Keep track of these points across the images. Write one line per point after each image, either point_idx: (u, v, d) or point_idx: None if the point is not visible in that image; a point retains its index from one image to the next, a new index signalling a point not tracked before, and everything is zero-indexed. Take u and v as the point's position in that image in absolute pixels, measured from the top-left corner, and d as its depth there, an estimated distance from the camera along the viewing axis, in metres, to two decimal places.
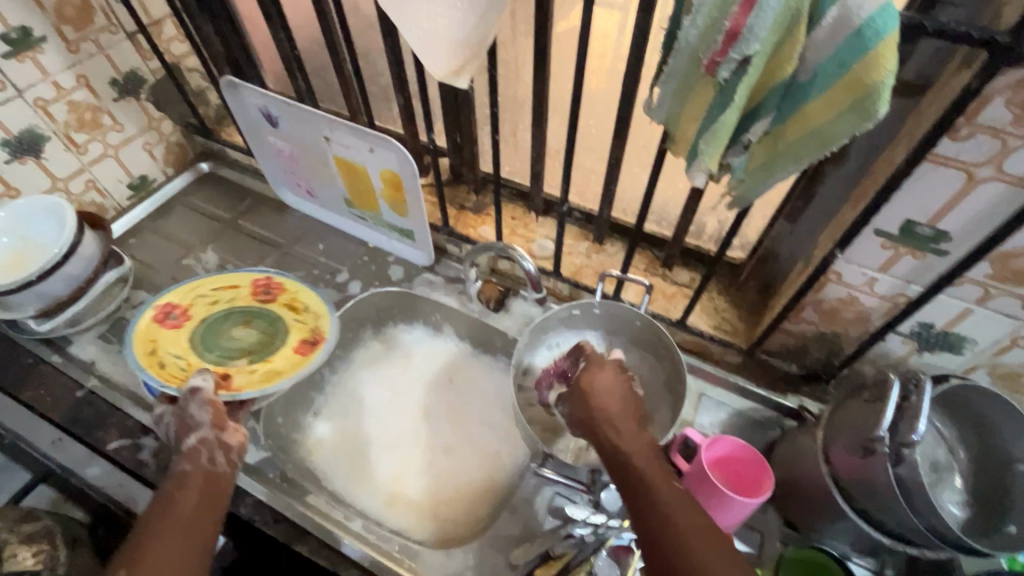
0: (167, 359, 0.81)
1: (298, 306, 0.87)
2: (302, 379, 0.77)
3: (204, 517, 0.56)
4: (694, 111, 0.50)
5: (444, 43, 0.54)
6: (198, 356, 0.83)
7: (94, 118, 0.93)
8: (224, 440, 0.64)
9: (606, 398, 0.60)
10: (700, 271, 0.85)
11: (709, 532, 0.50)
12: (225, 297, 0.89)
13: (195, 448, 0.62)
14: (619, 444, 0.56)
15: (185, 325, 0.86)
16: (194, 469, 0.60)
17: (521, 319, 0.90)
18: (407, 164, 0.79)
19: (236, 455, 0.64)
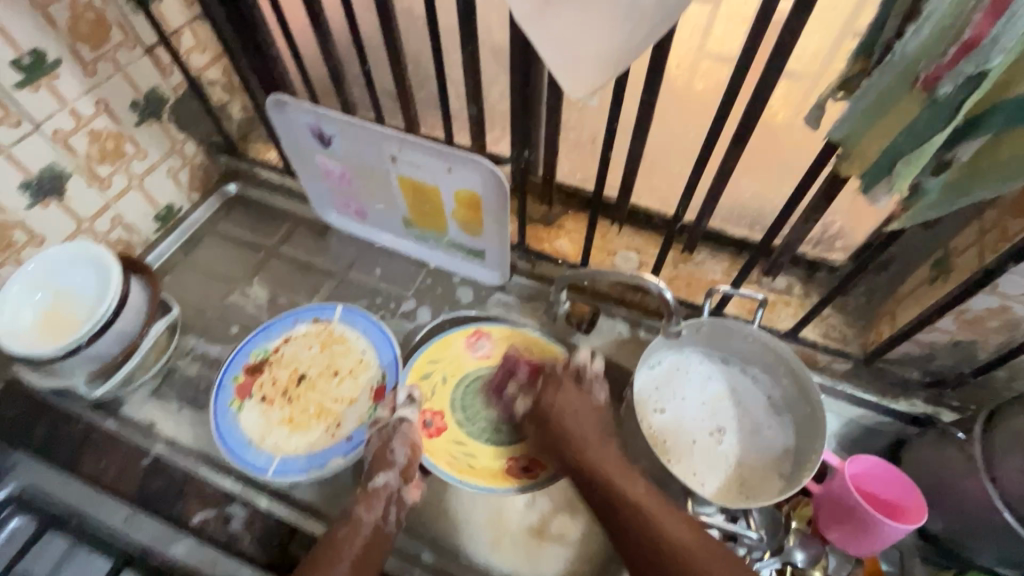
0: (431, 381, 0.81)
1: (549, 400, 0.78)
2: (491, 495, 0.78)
3: (370, 556, 0.62)
4: (888, 129, 0.45)
5: (592, 63, 0.47)
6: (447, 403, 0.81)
7: (117, 147, 0.83)
8: (401, 497, 0.66)
9: (569, 420, 0.70)
10: (798, 276, 0.82)
11: (704, 545, 0.60)
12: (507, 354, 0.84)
13: (376, 493, 0.64)
14: (615, 485, 0.65)
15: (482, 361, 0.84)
16: (365, 517, 0.63)
17: (611, 339, 0.85)
18: (493, 183, 0.72)
19: (405, 512, 0.66)
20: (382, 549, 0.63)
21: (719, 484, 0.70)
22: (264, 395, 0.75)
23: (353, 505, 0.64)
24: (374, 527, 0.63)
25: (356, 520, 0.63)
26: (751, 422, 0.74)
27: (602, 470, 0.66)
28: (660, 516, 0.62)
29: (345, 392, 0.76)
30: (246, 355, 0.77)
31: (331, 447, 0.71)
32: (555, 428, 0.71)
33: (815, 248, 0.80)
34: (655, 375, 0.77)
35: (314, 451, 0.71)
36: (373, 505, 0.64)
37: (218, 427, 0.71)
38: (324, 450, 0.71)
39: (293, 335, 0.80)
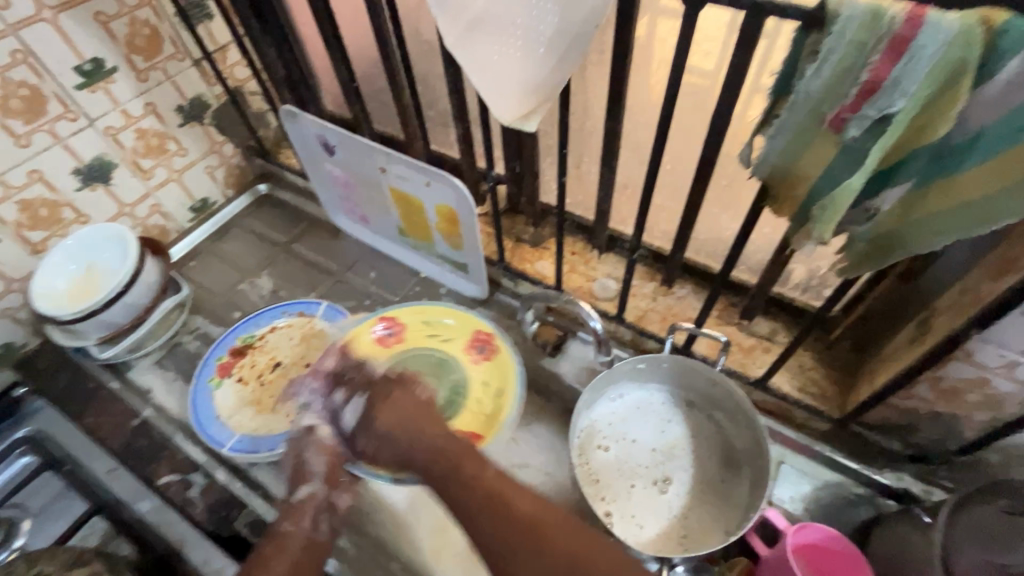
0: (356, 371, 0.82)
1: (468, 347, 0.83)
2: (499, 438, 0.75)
3: (307, 563, 0.63)
4: (806, 171, 0.43)
5: (515, 90, 0.48)
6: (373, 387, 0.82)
7: (161, 144, 0.94)
8: (331, 502, 0.69)
9: (408, 433, 0.63)
10: (782, 322, 0.77)
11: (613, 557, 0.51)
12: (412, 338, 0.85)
13: (303, 504, 0.66)
14: (514, 509, 0.55)
15: (396, 353, 0.84)
16: (295, 525, 0.64)
17: (579, 365, 0.83)
18: (464, 199, 0.75)
19: (337, 518, 0.70)
20: (322, 546, 0.65)
21: (658, 531, 0.67)
22: (242, 376, 0.82)
23: (280, 521, 0.64)
24: (308, 538, 0.64)
25: (285, 534, 0.63)
26: (705, 471, 0.71)
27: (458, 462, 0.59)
28: (586, 550, 0.51)
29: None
30: (234, 339, 0.84)
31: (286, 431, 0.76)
32: (389, 436, 0.63)
33: (802, 294, 0.75)
34: (611, 409, 0.76)
35: (273, 434, 0.76)
36: (300, 519, 0.65)
37: (195, 401, 0.78)
38: (281, 434, 0.76)
39: (277, 325, 0.86)
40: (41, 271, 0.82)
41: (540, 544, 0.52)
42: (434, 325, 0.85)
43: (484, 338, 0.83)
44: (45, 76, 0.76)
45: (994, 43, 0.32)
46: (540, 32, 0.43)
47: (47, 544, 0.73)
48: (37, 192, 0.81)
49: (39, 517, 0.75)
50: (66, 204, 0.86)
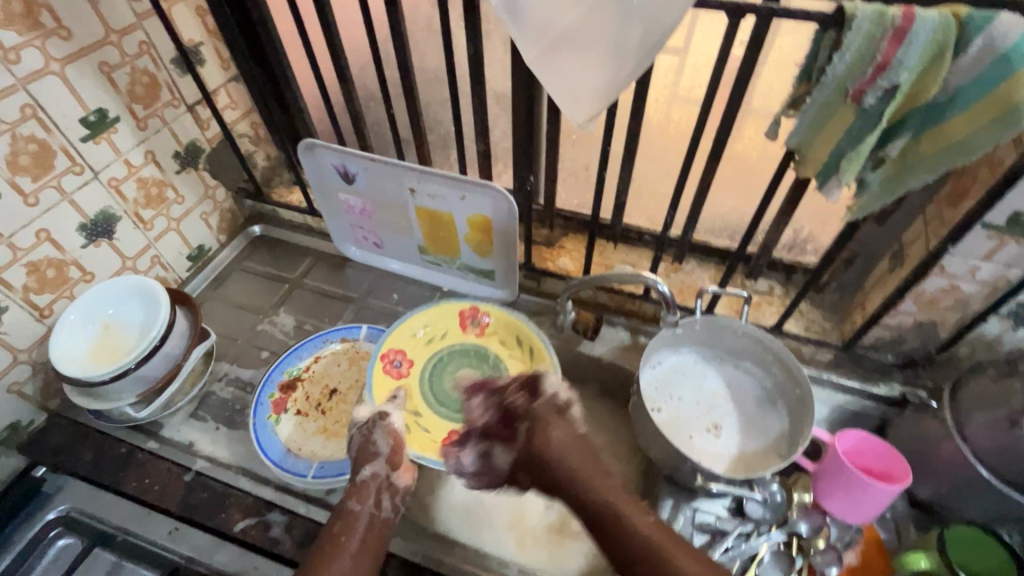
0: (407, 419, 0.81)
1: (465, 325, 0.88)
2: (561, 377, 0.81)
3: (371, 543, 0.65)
4: (830, 135, 0.55)
5: (588, 94, 0.57)
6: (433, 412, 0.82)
7: (160, 193, 0.92)
8: (392, 483, 0.70)
9: (561, 451, 0.68)
10: (778, 278, 0.91)
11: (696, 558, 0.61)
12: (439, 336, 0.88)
13: (366, 484, 0.69)
14: (633, 524, 0.62)
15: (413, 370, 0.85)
16: (364, 500, 0.68)
17: (614, 344, 0.92)
18: (502, 206, 0.82)
19: (399, 497, 0.70)
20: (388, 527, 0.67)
21: (724, 467, 0.76)
22: (299, 409, 0.81)
23: (348, 501, 0.67)
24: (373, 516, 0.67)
25: (356, 511, 0.67)
26: (748, 411, 0.82)
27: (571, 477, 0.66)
28: (671, 550, 0.61)
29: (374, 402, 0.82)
30: (280, 374, 0.83)
31: None
32: (536, 466, 0.69)
33: (790, 252, 0.90)
34: (658, 375, 0.85)
35: (351, 456, 0.77)
36: (364, 495, 0.68)
37: (259, 441, 0.76)
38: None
39: (321, 355, 0.86)
40: (58, 331, 0.77)
41: (659, 567, 0.60)
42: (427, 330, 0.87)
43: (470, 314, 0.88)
44: (52, 129, 0.74)
45: (965, 27, 0.46)
46: (618, 44, 0.53)
47: None
48: (44, 252, 0.77)
49: None
50: (72, 262, 0.81)
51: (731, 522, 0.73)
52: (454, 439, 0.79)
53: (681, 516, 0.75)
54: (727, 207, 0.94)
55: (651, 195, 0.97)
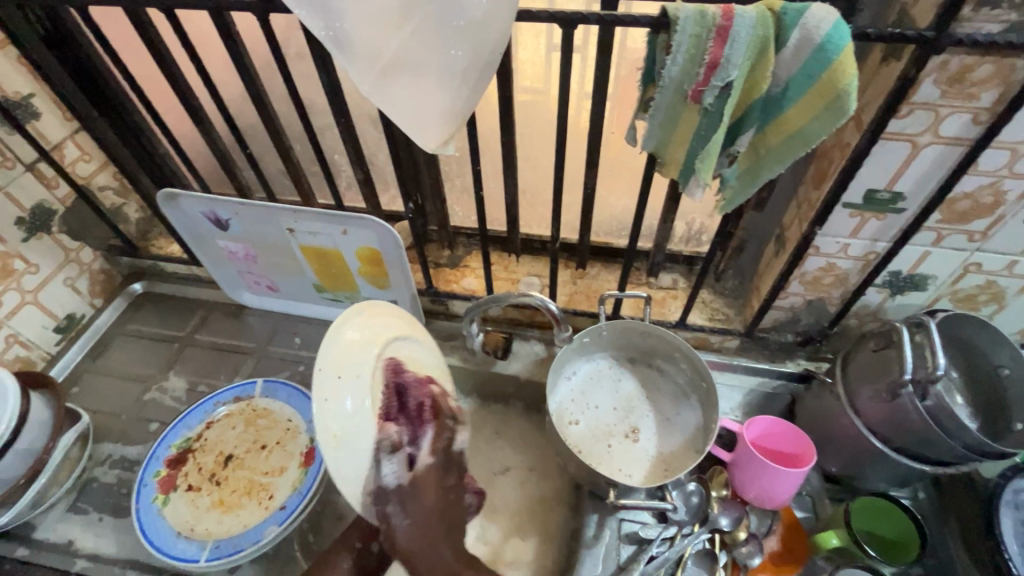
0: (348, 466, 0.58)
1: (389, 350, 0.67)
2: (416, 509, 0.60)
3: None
4: (681, 136, 0.55)
5: (434, 120, 0.54)
6: None
7: (4, 266, 0.82)
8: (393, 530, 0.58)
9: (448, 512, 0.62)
10: (680, 271, 0.91)
11: None
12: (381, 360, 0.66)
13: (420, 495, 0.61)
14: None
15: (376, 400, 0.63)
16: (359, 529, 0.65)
17: (529, 360, 0.90)
18: (386, 235, 0.78)
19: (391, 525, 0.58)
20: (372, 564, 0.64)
21: (645, 472, 0.75)
22: (190, 484, 0.75)
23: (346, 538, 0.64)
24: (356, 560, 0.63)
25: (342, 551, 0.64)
26: (664, 410, 0.81)
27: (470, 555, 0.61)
28: None
29: (275, 464, 0.76)
30: (165, 449, 0.76)
31: (265, 519, 0.70)
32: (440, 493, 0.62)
33: (687, 244, 0.90)
34: (572, 386, 0.83)
35: (250, 528, 0.70)
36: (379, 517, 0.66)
37: (145, 529, 0.69)
38: (260, 524, 0.70)
39: (211, 419, 0.80)
40: None
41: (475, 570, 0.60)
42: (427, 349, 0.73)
43: None
44: None
45: (780, 22, 0.46)
46: (451, 67, 0.50)
47: None
48: None
49: None
50: None
51: (655, 528, 0.72)
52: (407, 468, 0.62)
53: (607, 529, 0.74)
54: (623, 206, 0.93)
55: (547, 202, 0.95)
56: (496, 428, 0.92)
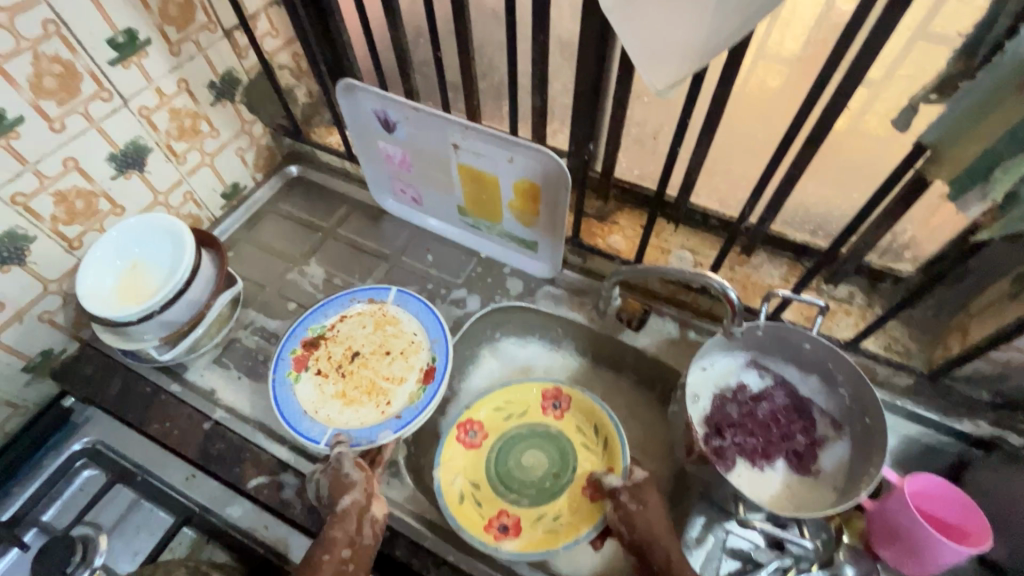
0: (490, 486, 0.78)
1: (572, 417, 0.82)
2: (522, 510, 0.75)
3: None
4: (985, 132, 0.43)
5: (677, 55, 0.47)
6: (497, 495, 0.77)
7: (193, 125, 0.87)
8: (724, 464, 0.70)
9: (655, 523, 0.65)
10: (860, 284, 0.79)
11: None
12: (518, 412, 0.83)
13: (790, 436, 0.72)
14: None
15: (487, 444, 0.81)
16: (341, 535, 0.61)
17: (661, 338, 0.84)
18: (554, 173, 0.73)
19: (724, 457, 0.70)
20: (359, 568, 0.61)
21: (770, 493, 0.69)
22: (319, 369, 0.80)
23: (316, 549, 0.60)
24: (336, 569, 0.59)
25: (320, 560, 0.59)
26: (804, 434, 0.72)
27: (668, 547, 0.61)
28: None
29: (395, 371, 0.80)
30: (302, 330, 0.82)
31: (382, 421, 0.75)
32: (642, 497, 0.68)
33: (881, 257, 0.78)
34: (709, 380, 0.75)
35: (366, 427, 0.75)
36: (346, 522, 0.62)
37: (278, 402, 0.76)
38: (374, 425, 0.75)
39: (347, 314, 0.84)
40: (84, 271, 0.75)
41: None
42: (587, 431, 0.81)
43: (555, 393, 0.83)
44: (78, 50, 0.68)
45: None
46: None
47: (134, 563, 0.70)
48: (72, 181, 0.74)
49: (118, 530, 0.72)
50: (102, 194, 0.78)
51: (766, 551, 0.65)
52: (498, 522, 0.75)
53: (712, 536, 0.70)
54: (815, 196, 0.81)
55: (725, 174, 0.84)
56: (602, 393, 0.89)
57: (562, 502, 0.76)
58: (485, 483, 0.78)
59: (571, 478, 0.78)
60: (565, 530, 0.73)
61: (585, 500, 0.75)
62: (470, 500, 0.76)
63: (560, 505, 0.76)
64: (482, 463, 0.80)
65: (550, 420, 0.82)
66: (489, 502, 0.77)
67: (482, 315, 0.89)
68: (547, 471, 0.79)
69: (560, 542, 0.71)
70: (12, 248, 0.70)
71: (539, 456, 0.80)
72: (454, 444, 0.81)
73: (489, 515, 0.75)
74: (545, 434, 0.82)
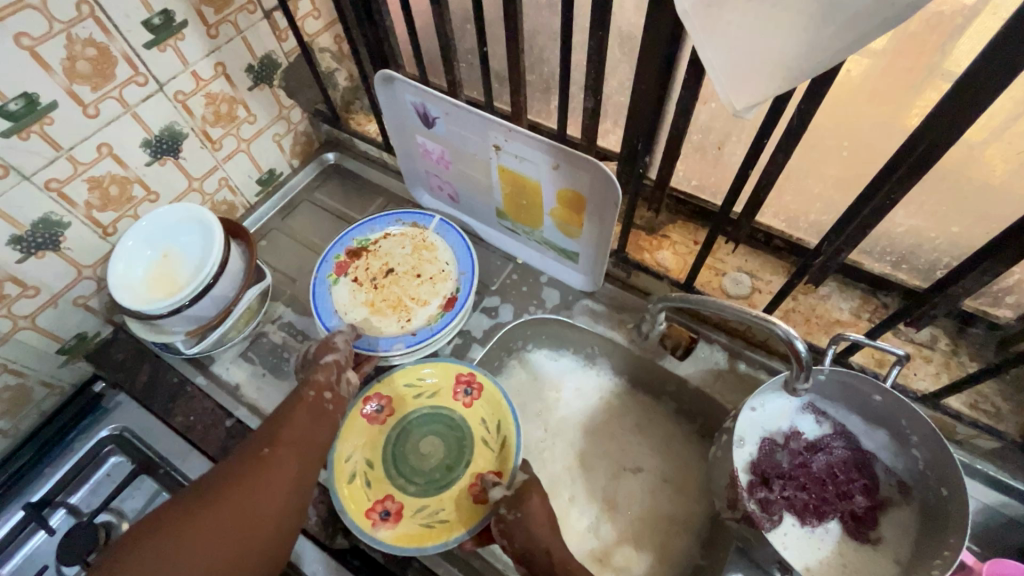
0: (382, 468, 0.73)
1: (481, 408, 0.76)
2: (406, 501, 0.71)
3: (318, 427, 0.63)
4: None
5: (763, 72, 0.39)
6: (386, 477, 0.73)
7: (230, 110, 0.84)
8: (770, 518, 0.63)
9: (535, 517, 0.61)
10: (945, 328, 0.70)
11: None
12: (428, 393, 0.77)
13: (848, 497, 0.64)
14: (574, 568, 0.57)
15: (390, 423, 0.76)
16: (322, 379, 0.67)
17: (706, 369, 0.77)
18: (603, 184, 0.66)
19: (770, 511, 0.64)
20: (337, 413, 0.66)
21: (820, 559, 0.62)
22: (357, 277, 0.84)
23: (301, 386, 0.66)
24: (315, 407, 0.64)
25: (303, 398, 0.64)
26: (865, 497, 0.64)
27: (548, 546, 0.59)
28: None
29: (422, 294, 0.82)
30: (348, 241, 0.86)
31: (397, 335, 0.78)
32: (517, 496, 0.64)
33: (976, 299, 0.67)
34: (760, 422, 0.68)
35: (386, 336, 0.78)
36: (329, 371, 0.68)
37: (314, 296, 0.81)
38: (391, 335, 0.78)
39: (392, 233, 0.87)
40: (115, 259, 0.74)
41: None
42: (490, 425, 0.75)
43: (469, 379, 0.77)
44: (113, 34, 0.66)
45: None
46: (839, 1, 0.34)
47: None
48: (107, 167, 0.72)
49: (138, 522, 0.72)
50: (136, 180, 0.77)
51: None
52: (381, 507, 0.70)
53: None
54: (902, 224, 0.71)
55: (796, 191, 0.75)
56: (637, 419, 0.82)
57: (447, 496, 0.71)
58: (378, 462, 0.74)
59: (463, 472, 0.73)
60: (438, 526, 0.68)
61: (469, 500, 0.70)
62: (358, 480, 0.72)
63: (445, 499, 0.71)
64: (380, 443, 0.75)
65: (459, 408, 0.77)
66: (375, 483, 0.72)
67: (516, 327, 0.85)
68: (441, 462, 0.74)
69: (432, 540, 0.67)
70: (47, 234, 0.70)
71: (439, 443, 0.75)
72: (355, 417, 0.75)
73: (373, 498, 0.71)
74: (449, 420, 0.76)
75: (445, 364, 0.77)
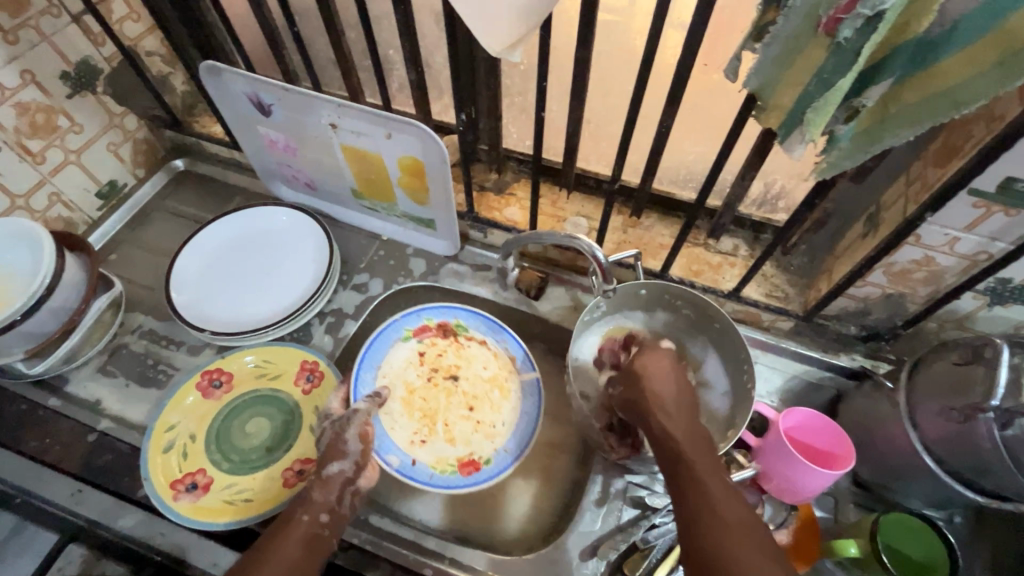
0: (205, 443, 0.73)
1: (315, 396, 0.77)
2: (220, 478, 0.71)
3: (308, 561, 0.60)
4: (797, 77, 0.45)
5: (503, 15, 0.47)
6: (206, 451, 0.73)
7: (49, 120, 0.80)
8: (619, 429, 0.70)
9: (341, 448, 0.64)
10: (743, 237, 0.83)
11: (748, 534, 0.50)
12: (271, 375, 0.78)
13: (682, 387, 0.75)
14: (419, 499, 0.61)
15: (226, 399, 0.77)
16: (321, 500, 0.64)
17: (562, 305, 0.85)
18: (433, 146, 0.72)
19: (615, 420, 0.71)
20: (334, 536, 0.63)
21: None
22: (426, 352, 0.82)
23: (296, 507, 0.63)
24: (310, 533, 0.61)
25: (297, 519, 0.62)
26: None
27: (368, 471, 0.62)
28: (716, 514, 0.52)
29: (456, 429, 0.77)
30: (450, 317, 0.82)
31: (399, 447, 0.75)
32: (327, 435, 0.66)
33: (759, 209, 0.81)
34: (594, 334, 0.76)
35: (391, 435, 0.75)
36: (330, 489, 0.65)
37: (372, 343, 0.79)
38: (393, 445, 0.75)
39: (488, 343, 0.82)
40: None
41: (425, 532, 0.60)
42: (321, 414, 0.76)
43: (312, 366, 0.78)
44: None
45: None
46: None
47: None
48: None
49: None
50: None
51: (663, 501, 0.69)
52: (189, 479, 0.70)
53: (613, 487, 0.73)
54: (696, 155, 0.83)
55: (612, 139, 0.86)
56: None
57: (257, 476, 0.71)
58: (203, 436, 0.74)
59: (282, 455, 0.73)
60: (233, 506, 0.69)
61: (274, 484, 0.71)
62: (177, 449, 0.72)
63: (255, 479, 0.71)
64: (212, 416, 0.75)
65: (297, 393, 0.77)
66: (195, 456, 0.72)
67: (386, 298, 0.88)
68: (264, 443, 0.75)
69: (226, 516, 0.68)
70: None
71: (267, 425, 0.76)
72: (191, 388, 0.76)
73: (185, 471, 0.71)
74: (283, 404, 0.77)
75: (292, 350, 0.79)
